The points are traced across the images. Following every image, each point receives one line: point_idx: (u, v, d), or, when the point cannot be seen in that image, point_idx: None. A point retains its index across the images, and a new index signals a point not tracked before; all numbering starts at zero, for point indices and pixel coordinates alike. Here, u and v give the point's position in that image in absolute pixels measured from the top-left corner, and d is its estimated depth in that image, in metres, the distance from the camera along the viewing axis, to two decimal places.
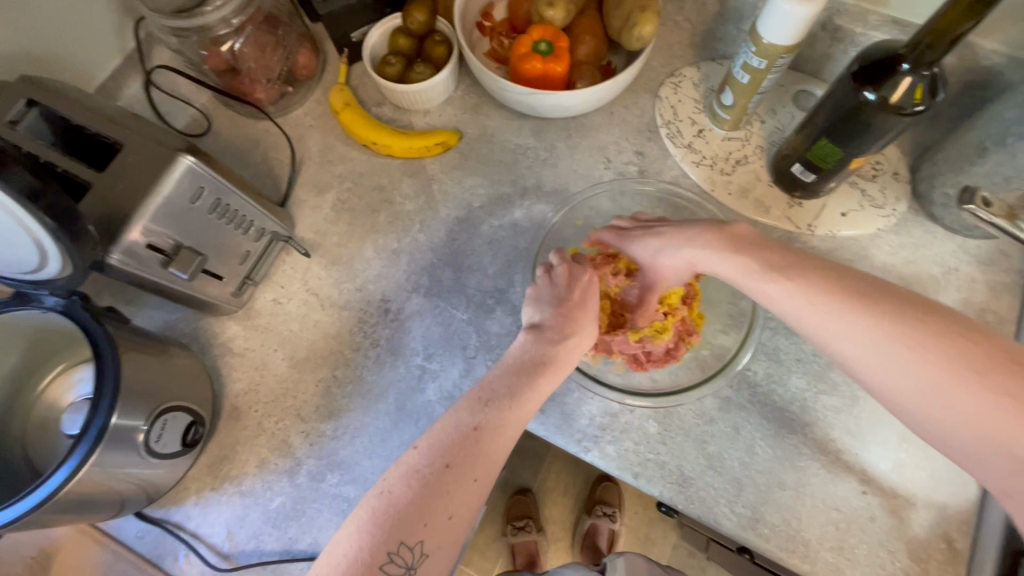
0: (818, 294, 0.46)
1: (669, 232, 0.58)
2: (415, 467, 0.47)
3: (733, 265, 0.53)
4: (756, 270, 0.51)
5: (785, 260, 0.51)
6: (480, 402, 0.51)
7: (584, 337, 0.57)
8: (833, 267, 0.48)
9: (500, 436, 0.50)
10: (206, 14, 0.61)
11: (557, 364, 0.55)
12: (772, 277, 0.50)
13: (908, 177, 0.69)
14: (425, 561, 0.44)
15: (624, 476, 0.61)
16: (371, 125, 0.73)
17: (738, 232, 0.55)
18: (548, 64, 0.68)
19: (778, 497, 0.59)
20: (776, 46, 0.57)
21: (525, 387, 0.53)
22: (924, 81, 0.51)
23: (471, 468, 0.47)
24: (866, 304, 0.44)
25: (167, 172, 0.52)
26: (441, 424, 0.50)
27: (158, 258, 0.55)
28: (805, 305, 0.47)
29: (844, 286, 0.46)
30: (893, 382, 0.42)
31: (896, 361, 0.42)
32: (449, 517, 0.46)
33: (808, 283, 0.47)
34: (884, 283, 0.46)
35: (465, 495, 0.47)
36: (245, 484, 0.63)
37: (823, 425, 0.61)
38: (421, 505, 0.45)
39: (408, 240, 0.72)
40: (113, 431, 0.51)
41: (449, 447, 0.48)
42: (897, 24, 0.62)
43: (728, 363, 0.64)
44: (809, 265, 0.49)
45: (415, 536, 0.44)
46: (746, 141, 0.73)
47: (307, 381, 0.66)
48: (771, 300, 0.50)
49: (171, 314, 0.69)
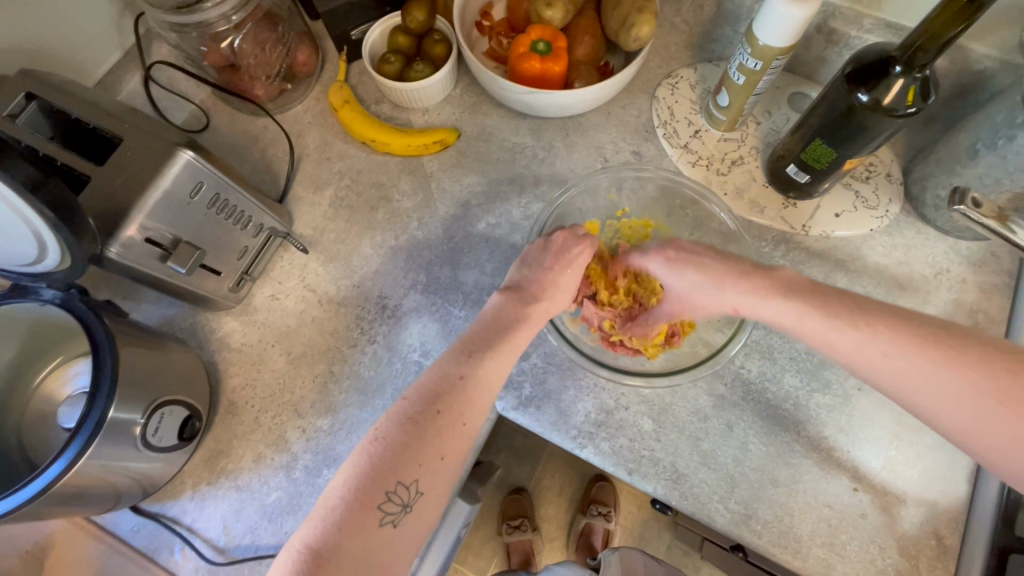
0: (891, 345, 0.46)
1: (715, 270, 0.57)
2: (406, 412, 0.48)
3: (789, 310, 0.52)
4: (812, 316, 0.50)
5: (843, 304, 0.49)
6: (465, 354, 0.52)
7: (559, 301, 0.59)
8: (893, 310, 0.48)
9: (484, 382, 0.51)
10: (207, 10, 0.61)
11: (531, 318, 0.57)
12: (832, 322, 0.49)
13: (901, 179, 0.70)
14: (420, 499, 0.45)
15: (618, 472, 0.61)
16: (371, 123, 0.73)
17: (783, 275, 0.54)
18: (546, 63, 0.68)
19: (770, 494, 0.59)
20: (771, 48, 0.58)
21: (506, 339, 0.54)
22: (916, 84, 0.51)
23: (461, 413, 0.49)
24: (945, 355, 0.44)
25: (166, 166, 0.53)
26: (428, 375, 0.51)
27: (157, 252, 0.55)
28: (878, 357, 0.46)
29: (918, 333, 0.45)
30: (985, 435, 0.43)
31: (985, 416, 0.42)
32: (441, 458, 0.47)
33: (878, 336, 0.46)
34: (950, 326, 0.46)
35: (457, 437, 0.48)
36: (241, 479, 0.63)
37: (815, 423, 0.61)
38: (415, 447, 0.46)
39: (406, 237, 0.72)
40: (110, 424, 0.51)
41: (437, 394, 0.49)
42: (889, 27, 0.63)
43: (716, 353, 0.63)
44: (872, 309, 0.48)
45: (411, 475, 0.45)
46: (742, 141, 0.73)
47: (304, 376, 0.66)
48: (836, 347, 0.49)
49: (169, 309, 0.69)
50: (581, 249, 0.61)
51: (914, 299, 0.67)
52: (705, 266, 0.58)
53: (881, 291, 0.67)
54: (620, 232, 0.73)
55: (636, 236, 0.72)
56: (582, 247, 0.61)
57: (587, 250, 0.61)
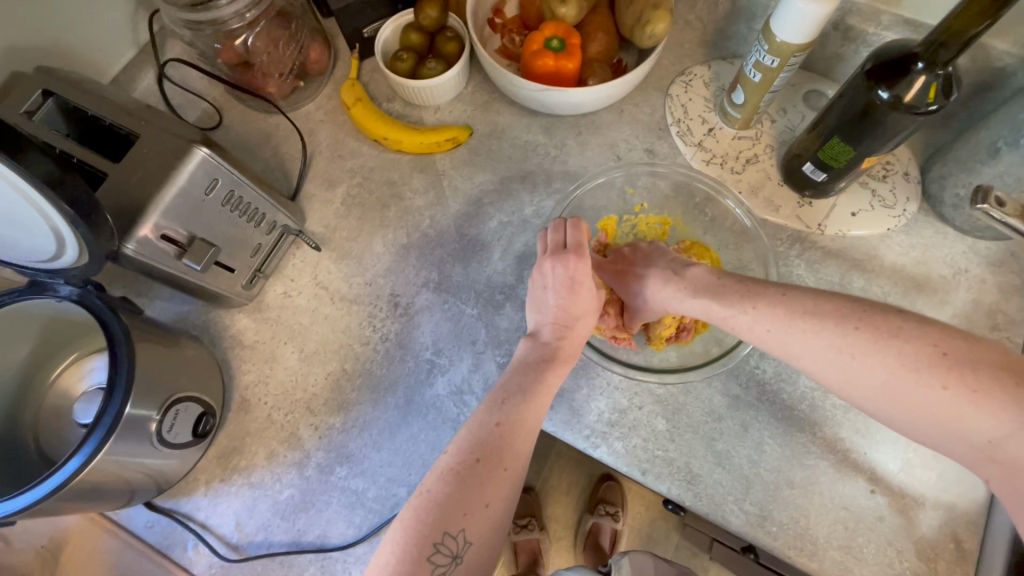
0: (771, 320, 0.49)
1: (643, 273, 0.61)
2: (448, 465, 0.48)
3: (698, 301, 0.56)
4: (709, 303, 0.55)
5: (737, 289, 0.54)
6: (498, 399, 0.52)
7: (583, 322, 0.58)
8: (777, 287, 0.51)
9: (521, 426, 0.50)
10: (222, 8, 0.61)
11: (564, 356, 0.56)
12: (728, 306, 0.53)
13: (918, 178, 0.69)
14: (469, 549, 0.45)
15: (632, 472, 0.61)
16: (383, 121, 0.73)
17: (694, 272, 0.58)
18: (560, 61, 0.68)
19: (786, 495, 0.59)
20: (789, 44, 0.57)
21: (540, 382, 0.53)
22: (938, 80, 0.50)
23: (501, 458, 0.48)
24: (810, 319, 0.47)
25: (182, 162, 0.53)
26: (466, 426, 0.51)
27: (172, 249, 0.55)
28: (764, 331, 0.50)
29: (789, 306, 0.49)
30: (857, 389, 0.45)
31: (851, 373, 0.45)
32: (487, 505, 0.46)
33: (760, 313, 0.50)
34: (822, 292, 0.49)
35: (502, 484, 0.47)
36: (254, 476, 0.63)
37: (831, 424, 0.61)
38: (459, 497, 0.45)
39: (418, 235, 0.72)
40: (126, 421, 0.51)
41: (475, 443, 0.48)
42: (908, 24, 0.63)
43: (729, 350, 0.63)
44: (761, 287, 0.52)
45: (457, 525, 0.45)
46: (757, 140, 0.73)
47: (317, 373, 0.66)
48: (736, 328, 0.53)
49: (182, 306, 0.69)
50: (575, 266, 0.57)
51: (932, 299, 0.66)
52: (639, 279, 0.61)
53: (898, 291, 0.67)
54: (639, 226, 0.72)
55: (654, 232, 0.72)
56: (574, 265, 0.57)
57: (583, 267, 0.57)
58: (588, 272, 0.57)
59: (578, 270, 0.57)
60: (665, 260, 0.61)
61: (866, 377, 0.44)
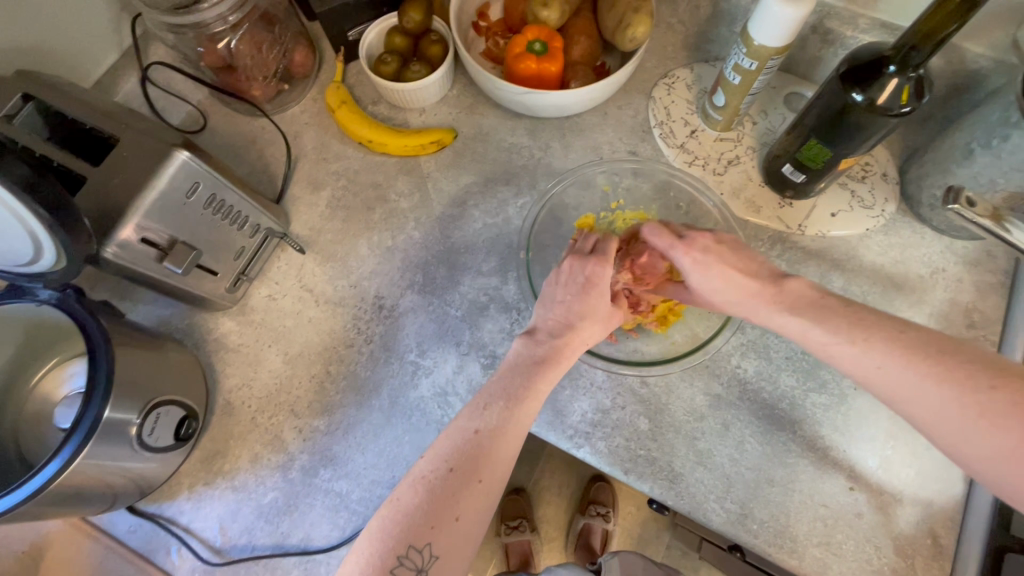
0: (885, 357, 0.45)
1: (736, 273, 0.56)
2: (417, 473, 0.48)
3: (794, 318, 0.52)
4: (810, 326, 0.50)
5: (848, 315, 0.49)
6: (480, 405, 0.52)
7: (584, 331, 0.57)
8: (895, 322, 0.47)
9: (500, 434, 0.50)
10: (205, 10, 0.61)
11: (554, 361, 0.55)
12: (831, 334, 0.49)
13: (896, 179, 0.70)
14: (435, 564, 0.45)
15: (614, 472, 0.61)
16: (369, 124, 0.73)
17: (793, 285, 0.54)
18: (542, 64, 0.68)
19: (766, 493, 0.59)
20: (766, 48, 0.58)
21: (526, 390, 0.53)
22: (910, 83, 0.51)
23: (475, 469, 0.48)
24: (935, 367, 0.43)
25: (162, 166, 0.53)
26: (446, 432, 0.51)
27: (153, 253, 0.55)
28: (873, 368, 0.46)
29: (910, 345, 0.45)
30: (973, 454, 0.41)
31: (971, 434, 0.41)
32: (456, 518, 0.46)
33: (873, 345, 0.46)
34: (948, 340, 0.44)
35: (473, 497, 0.47)
36: (237, 479, 0.63)
37: (811, 422, 0.61)
38: (427, 508, 0.46)
39: (403, 237, 0.72)
40: (105, 426, 0.51)
41: (453, 452, 0.49)
42: (884, 27, 0.64)
43: (704, 343, 0.64)
44: (880, 319, 0.47)
45: (424, 538, 0.45)
46: (738, 141, 0.73)
47: (301, 376, 0.66)
48: (836, 359, 0.48)
49: (165, 309, 0.69)
50: (594, 269, 0.59)
51: (910, 298, 0.67)
52: (731, 276, 0.56)
53: (877, 290, 0.68)
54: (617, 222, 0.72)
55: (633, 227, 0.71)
56: (594, 268, 0.59)
57: (602, 271, 0.59)
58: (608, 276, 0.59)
59: (596, 274, 0.59)
60: (760, 265, 0.57)
61: (985, 443, 0.40)
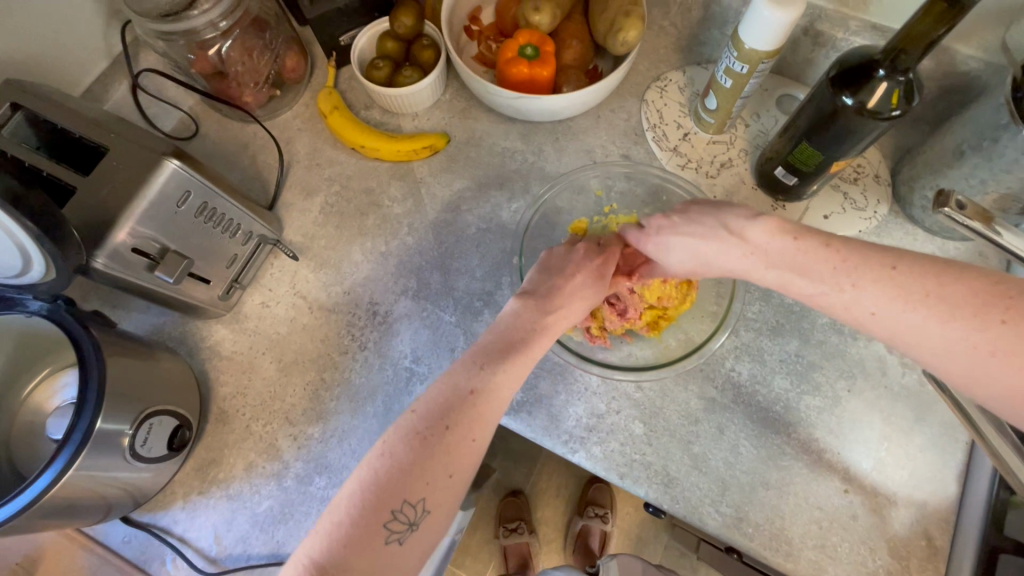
0: (879, 302, 0.45)
1: (698, 238, 0.57)
2: (410, 427, 0.48)
3: (772, 271, 0.52)
4: (796, 277, 0.50)
5: (829, 258, 0.48)
6: (476, 364, 0.53)
7: (577, 296, 0.59)
8: (885, 258, 0.45)
9: (494, 395, 0.51)
10: (193, 17, 0.62)
11: (548, 330, 0.57)
12: (819, 285, 0.48)
13: (888, 180, 0.71)
14: (426, 518, 0.46)
15: (610, 476, 0.61)
16: (361, 129, 0.73)
17: (757, 232, 0.53)
18: (534, 68, 0.68)
19: (762, 496, 0.59)
20: (757, 52, 0.58)
21: (518, 350, 0.55)
22: (900, 87, 0.51)
23: (469, 429, 0.49)
24: (934, 306, 0.42)
25: (152, 176, 0.52)
26: (438, 387, 0.51)
27: (144, 262, 0.55)
28: (867, 314, 0.46)
29: (905, 285, 0.44)
30: (987, 386, 0.41)
31: (982, 371, 0.41)
32: (449, 476, 0.48)
33: (864, 291, 0.46)
34: (942, 267, 0.43)
35: (464, 455, 0.49)
36: (232, 488, 0.63)
37: (806, 424, 0.62)
38: (423, 465, 0.47)
39: (397, 243, 0.72)
40: (98, 436, 0.51)
41: (448, 410, 0.49)
42: (875, 29, 0.64)
43: (699, 347, 0.64)
44: (864, 255, 0.46)
45: (418, 494, 0.46)
46: (731, 144, 0.74)
47: (295, 384, 0.66)
48: (829, 306, 0.49)
49: (158, 318, 0.69)
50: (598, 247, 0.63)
51: None
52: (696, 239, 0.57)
53: None
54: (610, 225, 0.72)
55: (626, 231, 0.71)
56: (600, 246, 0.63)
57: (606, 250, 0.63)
58: (591, 270, 0.61)
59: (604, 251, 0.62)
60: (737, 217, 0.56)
61: (995, 379, 0.40)
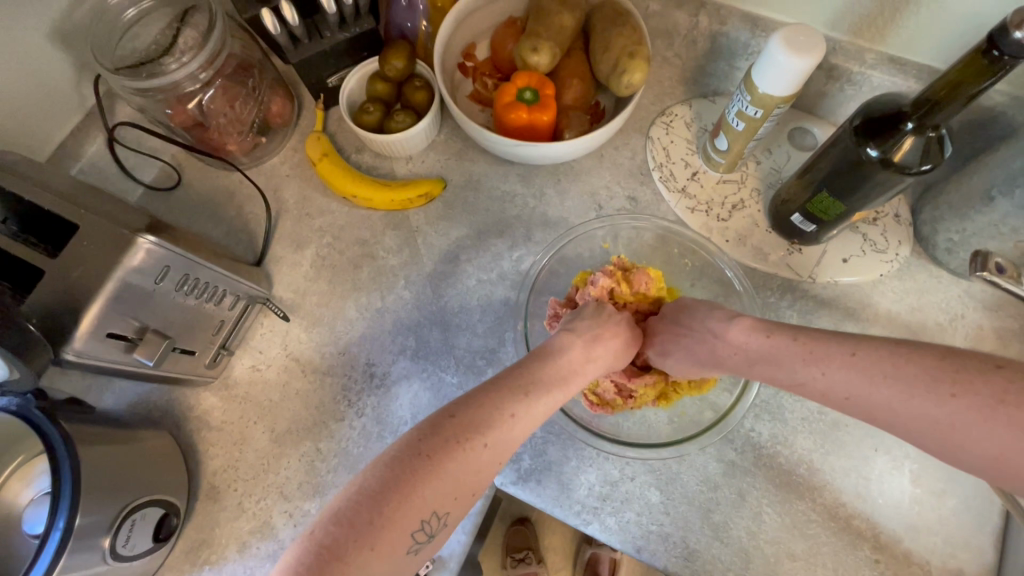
0: (848, 385, 0.44)
1: (728, 327, 0.53)
2: (453, 434, 0.44)
3: (773, 368, 0.50)
4: (771, 367, 0.50)
5: (796, 351, 0.48)
6: (522, 389, 0.49)
7: (603, 354, 0.56)
8: (846, 344, 0.45)
9: (530, 426, 0.48)
10: (172, 72, 0.58)
11: (582, 372, 0.54)
12: (790, 371, 0.48)
13: (909, 219, 0.67)
14: (441, 531, 0.43)
15: (625, 549, 0.58)
16: (352, 178, 0.69)
17: (736, 332, 0.52)
18: (533, 113, 0.64)
19: (787, 568, 0.56)
20: (771, 96, 0.55)
21: (559, 383, 0.52)
22: (928, 142, 0.48)
23: (502, 453, 0.46)
24: (895, 384, 0.42)
25: (125, 255, 0.49)
26: (479, 397, 0.47)
27: (121, 345, 0.51)
28: (843, 398, 0.45)
29: (866, 370, 0.43)
30: (964, 459, 0.40)
31: (956, 445, 0.40)
32: (473, 494, 0.44)
33: (833, 378, 0.45)
34: (896, 348, 0.43)
35: (489, 476, 0.45)
36: (225, 570, 0.60)
37: (831, 488, 0.58)
38: (458, 480, 0.43)
39: (393, 297, 0.68)
40: (77, 535, 0.47)
41: (490, 427, 0.45)
42: (893, 62, 0.61)
43: (724, 414, 0.61)
44: (825, 345, 0.46)
45: (446, 508, 0.42)
46: (742, 184, 0.70)
47: (290, 454, 0.63)
48: (806, 391, 0.48)
49: (141, 388, 0.65)
50: (614, 320, 0.59)
51: None
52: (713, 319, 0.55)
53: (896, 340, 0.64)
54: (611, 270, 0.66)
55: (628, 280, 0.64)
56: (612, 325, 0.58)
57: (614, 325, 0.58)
58: (621, 340, 0.57)
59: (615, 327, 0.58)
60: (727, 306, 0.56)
61: (973, 450, 0.39)
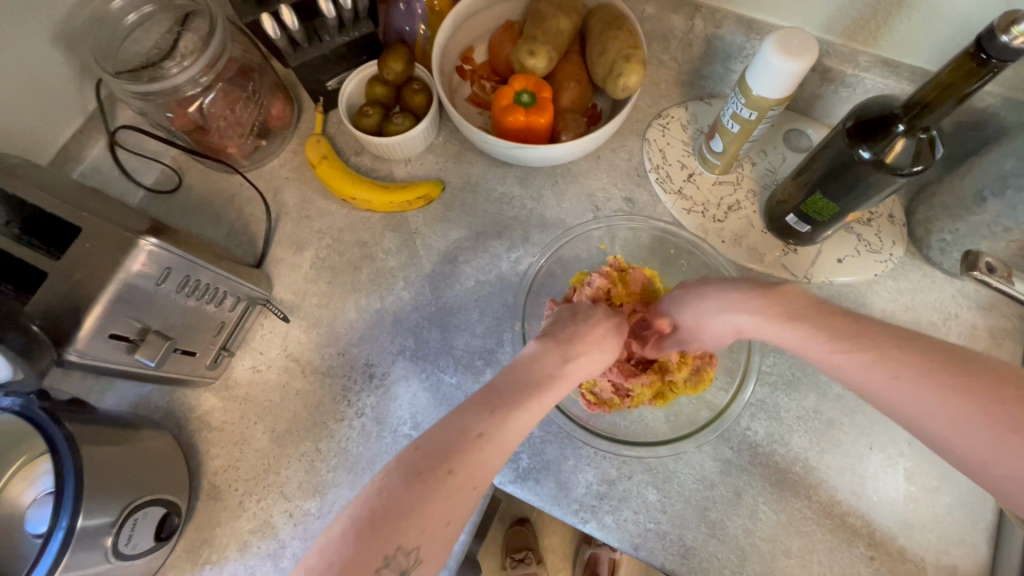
0: (900, 367, 0.43)
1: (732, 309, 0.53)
2: (414, 466, 0.43)
3: (810, 344, 0.48)
4: (816, 332, 0.47)
5: (849, 326, 0.46)
6: (487, 407, 0.47)
7: (602, 343, 0.56)
8: (899, 334, 0.44)
9: (502, 442, 0.46)
10: (173, 77, 0.58)
11: (558, 379, 0.52)
12: (835, 342, 0.46)
13: (903, 220, 0.68)
14: (419, 567, 0.40)
15: (623, 547, 0.58)
16: (351, 180, 0.69)
17: (782, 298, 0.51)
18: (531, 116, 0.65)
19: (782, 566, 0.57)
20: (765, 99, 0.55)
21: (532, 394, 0.50)
22: (921, 143, 0.48)
23: (473, 475, 0.44)
24: (953, 375, 0.41)
25: (127, 256, 0.49)
26: (443, 425, 0.46)
27: (124, 346, 0.52)
28: (888, 377, 0.43)
29: (921, 357, 0.42)
30: (997, 463, 0.38)
31: (998, 449, 0.38)
32: (448, 523, 0.42)
33: (888, 354, 0.43)
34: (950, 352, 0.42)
35: (463, 500, 0.43)
36: (226, 569, 0.60)
37: (827, 486, 0.59)
38: (421, 509, 0.41)
39: (392, 298, 0.69)
40: (80, 534, 0.47)
41: (453, 451, 0.44)
42: (887, 65, 0.61)
43: (720, 413, 0.61)
44: (879, 328, 0.45)
45: (413, 541, 0.40)
46: (738, 185, 0.71)
47: (290, 454, 0.63)
48: (843, 366, 0.46)
49: (142, 389, 0.65)
50: (604, 316, 0.58)
51: None
52: (723, 294, 0.54)
53: None
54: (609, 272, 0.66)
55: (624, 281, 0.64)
56: (599, 318, 0.57)
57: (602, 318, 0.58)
58: (608, 332, 0.57)
59: (602, 321, 0.57)
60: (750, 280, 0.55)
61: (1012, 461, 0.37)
